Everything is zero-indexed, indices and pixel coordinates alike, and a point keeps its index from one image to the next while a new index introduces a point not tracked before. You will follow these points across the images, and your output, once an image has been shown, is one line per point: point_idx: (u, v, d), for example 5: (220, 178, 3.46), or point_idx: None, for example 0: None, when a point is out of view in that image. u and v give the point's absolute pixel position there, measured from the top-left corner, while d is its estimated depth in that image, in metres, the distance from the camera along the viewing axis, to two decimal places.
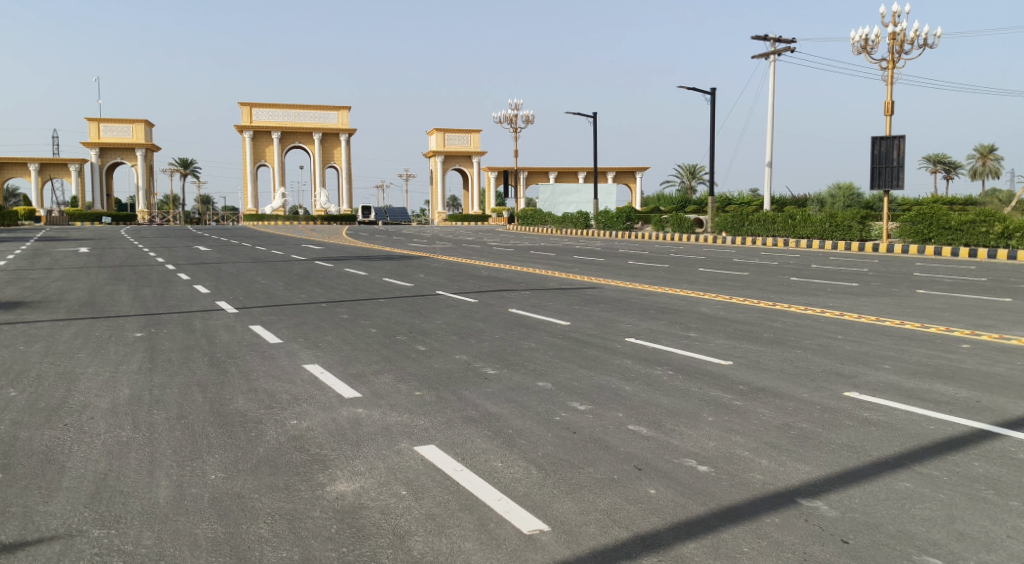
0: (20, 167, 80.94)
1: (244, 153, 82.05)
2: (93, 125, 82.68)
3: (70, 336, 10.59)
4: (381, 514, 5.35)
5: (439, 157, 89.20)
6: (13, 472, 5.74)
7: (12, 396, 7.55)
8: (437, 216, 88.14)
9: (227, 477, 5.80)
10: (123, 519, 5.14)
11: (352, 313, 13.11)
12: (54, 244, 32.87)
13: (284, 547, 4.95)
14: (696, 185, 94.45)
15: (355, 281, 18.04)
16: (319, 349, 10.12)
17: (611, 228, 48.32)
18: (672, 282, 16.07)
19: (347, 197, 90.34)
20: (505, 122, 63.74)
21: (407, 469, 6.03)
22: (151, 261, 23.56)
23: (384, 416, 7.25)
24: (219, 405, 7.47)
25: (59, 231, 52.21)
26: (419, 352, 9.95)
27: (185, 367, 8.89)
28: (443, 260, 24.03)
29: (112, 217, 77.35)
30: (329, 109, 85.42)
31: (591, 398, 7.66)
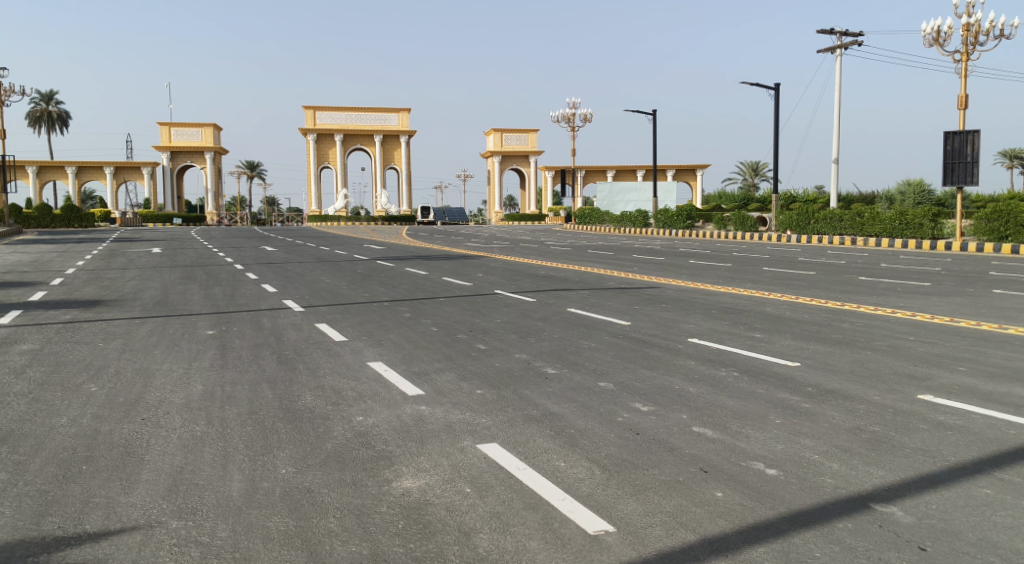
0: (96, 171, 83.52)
1: (307, 155, 83.46)
2: (164, 129, 85.04)
3: (145, 333, 10.88)
4: (447, 511, 5.39)
5: (496, 157, 89.47)
6: (95, 464, 5.91)
7: (92, 391, 7.78)
8: (495, 216, 88.40)
9: (297, 472, 5.91)
10: (199, 512, 5.25)
11: (415, 312, 13.22)
12: (130, 245, 34.07)
13: (353, 541, 5.01)
14: (759, 183, 93.09)
15: (416, 281, 18.18)
16: (383, 347, 10.25)
17: (671, 226, 48.09)
18: (736, 282, 15.88)
19: (406, 197, 91.22)
20: (564, 121, 63.64)
21: (470, 467, 6.06)
22: (218, 261, 24.06)
23: (447, 414, 7.30)
24: (288, 402, 7.60)
25: (132, 231, 53.79)
26: (480, 351, 9.98)
27: (254, 365, 9.07)
28: (503, 259, 24.09)
29: (183, 218, 79.31)
30: (389, 111, 86.34)
31: (653, 399, 7.62)
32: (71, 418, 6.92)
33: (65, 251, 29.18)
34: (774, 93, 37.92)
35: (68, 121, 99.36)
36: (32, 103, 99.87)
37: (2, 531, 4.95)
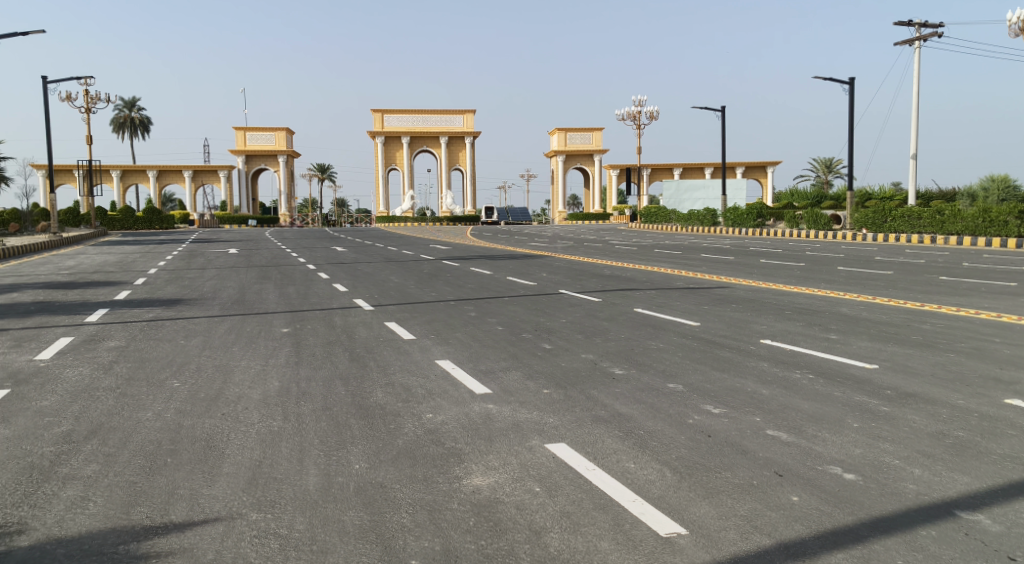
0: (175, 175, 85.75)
1: (375, 156, 84.55)
2: (240, 133, 86.98)
3: (223, 331, 11.14)
4: (517, 509, 5.39)
5: (561, 156, 89.37)
6: (179, 456, 6.06)
7: (175, 386, 7.99)
8: (559, 216, 88.28)
9: (371, 467, 5.97)
10: (277, 505, 5.34)
11: (481, 312, 13.27)
12: (208, 245, 35.42)
13: (425, 537, 5.04)
14: (831, 180, 91.16)
15: (482, 280, 18.24)
16: (450, 345, 10.31)
17: (741, 225, 47.51)
18: (808, 282, 15.58)
19: (471, 197, 91.73)
20: (630, 119, 63.25)
21: (540, 466, 6.06)
22: (291, 261, 24.54)
23: (515, 413, 7.30)
24: (360, 398, 7.70)
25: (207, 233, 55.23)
26: (547, 351, 9.97)
27: (327, 361, 9.21)
28: (568, 259, 24.02)
29: (257, 220, 80.95)
30: (455, 113, 86.82)
31: (725, 401, 7.51)
32: (155, 413, 7.10)
33: (149, 252, 30.19)
34: (848, 87, 37.12)
35: (149, 127, 102.27)
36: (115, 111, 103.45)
37: (93, 518, 5.09)
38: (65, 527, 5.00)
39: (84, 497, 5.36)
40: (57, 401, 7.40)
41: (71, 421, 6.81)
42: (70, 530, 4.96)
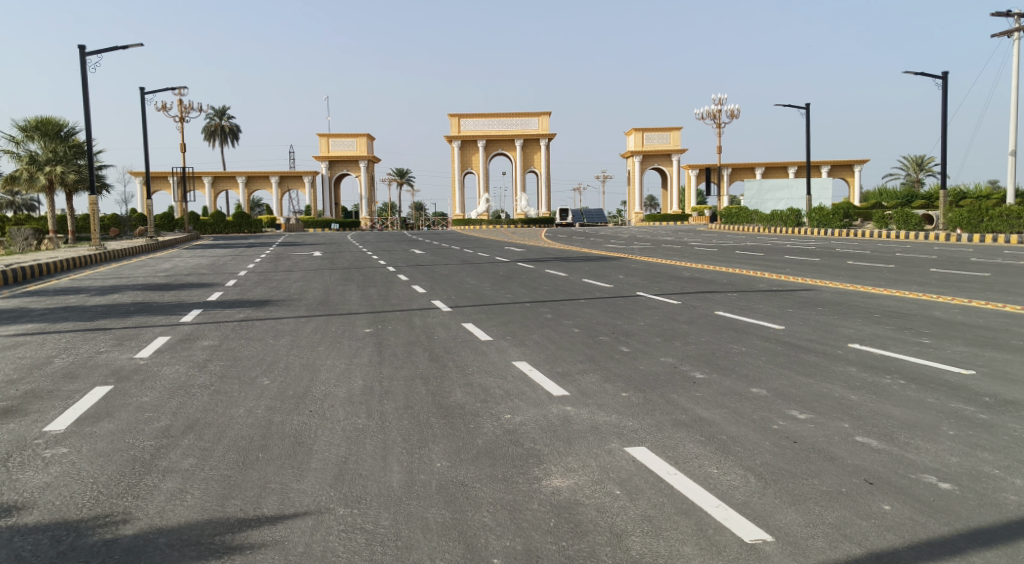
0: (260, 180, 87.95)
1: (453, 160, 85.47)
2: (323, 140, 88.81)
3: (309, 331, 11.35)
4: (598, 512, 5.35)
5: (638, 156, 88.79)
6: (270, 452, 6.20)
7: (265, 384, 8.18)
8: (635, 217, 87.66)
9: (452, 465, 6.01)
10: (363, 501, 5.42)
11: (556, 314, 13.24)
12: (294, 248, 36.08)
13: (507, 536, 5.05)
14: (922, 178, 88.48)
15: (559, 282, 18.22)
16: (526, 347, 10.31)
17: (826, 226, 46.58)
18: (898, 284, 15.14)
19: (548, 199, 91.88)
20: (709, 117, 62.50)
21: (619, 469, 6.00)
22: (371, 263, 24.95)
23: (593, 415, 7.26)
24: (439, 397, 7.77)
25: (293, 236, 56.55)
26: (625, 353, 9.90)
27: (408, 361, 9.31)
28: (644, 260, 23.82)
29: (339, 224, 82.54)
30: (532, 115, 86.97)
31: (811, 407, 7.33)
32: (246, 409, 7.28)
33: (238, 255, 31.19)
34: (941, 83, 36.02)
35: (238, 134, 105.27)
36: (206, 119, 107.06)
37: (191, 510, 5.24)
38: (166, 517, 5.15)
39: (182, 489, 5.52)
40: (156, 398, 7.65)
41: (169, 416, 7.04)
42: (170, 521, 5.11)
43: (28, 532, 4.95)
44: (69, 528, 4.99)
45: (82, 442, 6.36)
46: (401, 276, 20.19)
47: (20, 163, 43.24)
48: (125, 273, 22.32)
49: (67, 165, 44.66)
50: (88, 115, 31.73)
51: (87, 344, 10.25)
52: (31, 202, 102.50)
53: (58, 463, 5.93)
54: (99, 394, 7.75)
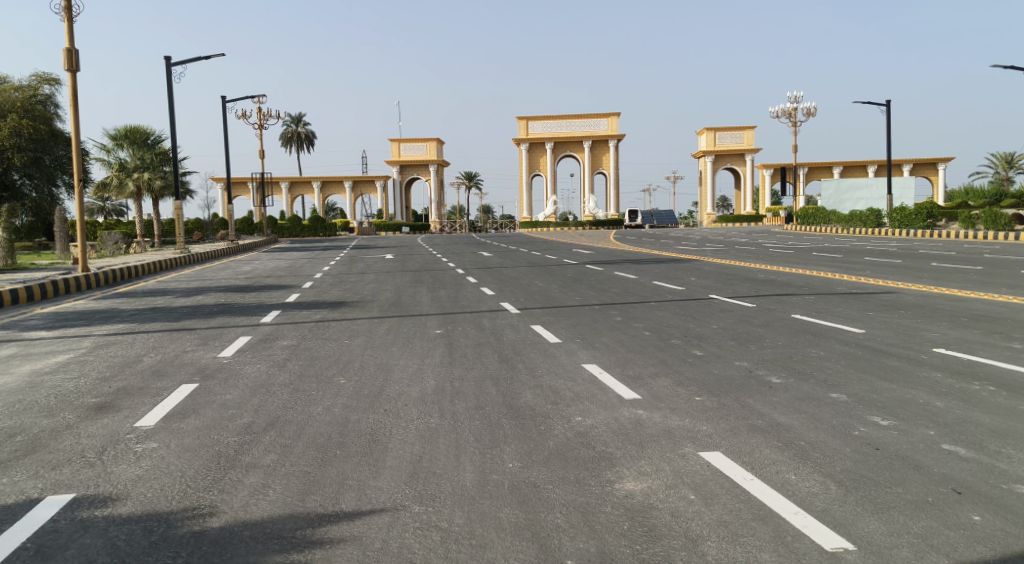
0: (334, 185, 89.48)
1: (521, 163, 85.82)
2: (394, 145, 89.95)
3: (382, 331, 11.48)
4: (672, 516, 5.29)
5: (710, 156, 87.64)
6: (347, 449, 6.28)
7: (341, 383, 8.29)
8: (707, 217, 86.55)
9: (524, 466, 6.00)
10: (437, 499, 5.45)
11: (627, 317, 13.13)
12: (366, 251, 36.80)
13: (580, 538, 5.01)
14: (1012, 176, 85.27)
15: (629, 285, 18.09)
16: (597, 349, 10.27)
17: (909, 226, 45.34)
18: (984, 287, 14.62)
19: (617, 201, 91.44)
20: (784, 116, 61.34)
21: (694, 474, 5.92)
22: (442, 266, 25.13)
23: (666, 419, 7.18)
24: (510, 399, 7.77)
25: (365, 240, 57.29)
26: (698, 357, 9.77)
27: (479, 362, 9.33)
28: (716, 262, 23.52)
29: (410, 227, 83.47)
30: (600, 117, 86.60)
31: (894, 413, 7.12)
32: (324, 407, 7.40)
33: (314, 257, 31.73)
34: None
35: (314, 140, 107.29)
36: (283, 126, 109.53)
37: (274, 504, 5.33)
38: (250, 510, 5.25)
39: (264, 484, 5.62)
40: (238, 395, 7.81)
41: (251, 414, 7.18)
42: (254, 514, 5.21)
43: (121, 522, 5.09)
44: (160, 520, 5.12)
45: (171, 437, 6.53)
46: (470, 279, 20.30)
47: (109, 171, 44.83)
48: (208, 275, 22.97)
49: (154, 171, 46.05)
50: (172, 123, 32.72)
51: (174, 344, 10.52)
52: (119, 207, 106.35)
53: (148, 457, 6.10)
54: (186, 391, 7.96)
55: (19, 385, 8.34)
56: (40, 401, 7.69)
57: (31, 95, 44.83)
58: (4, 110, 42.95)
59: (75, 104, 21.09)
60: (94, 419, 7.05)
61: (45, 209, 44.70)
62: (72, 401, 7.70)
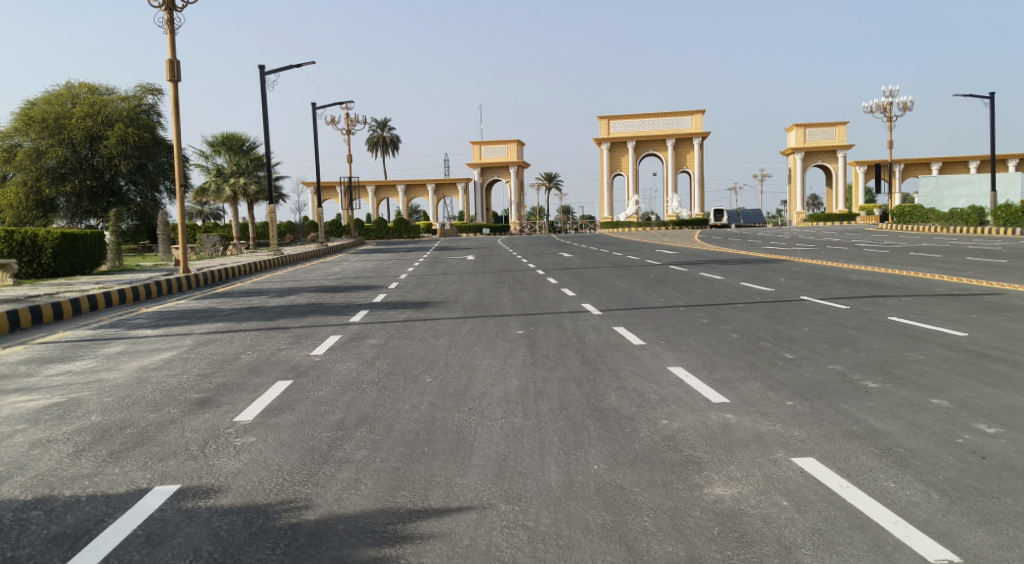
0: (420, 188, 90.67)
1: (602, 163, 85.70)
2: (475, 147, 90.66)
3: (466, 331, 11.54)
4: (764, 522, 5.15)
5: (800, 153, 85.63)
6: (434, 447, 6.32)
7: (427, 382, 8.36)
8: (796, 216, 84.68)
9: (610, 468, 5.95)
10: (524, 498, 5.43)
11: (714, 318, 12.90)
12: (447, 252, 37.12)
13: (669, 542, 4.93)
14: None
15: (715, 286, 17.82)
16: (683, 352, 10.12)
17: (1014, 224, 43.61)
18: None
19: (701, 200, 90.36)
20: (879, 111, 59.56)
21: (787, 480, 5.76)
22: (524, 267, 25.25)
23: (756, 424, 7.02)
24: (594, 400, 7.70)
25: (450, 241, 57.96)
26: (789, 360, 9.54)
27: (561, 363, 9.30)
28: (806, 263, 23.00)
29: (493, 228, 83.95)
30: (684, 114, 85.50)
31: (1001, 421, 6.81)
32: (411, 405, 7.47)
33: (400, 258, 32.20)
34: None
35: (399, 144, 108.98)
36: (370, 131, 111.67)
37: (366, 499, 5.39)
38: (344, 505, 5.32)
39: (356, 479, 5.70)
40: (328, 392, 7.95)
41: (342, 410, 7.30)
42: (348, 508, 5.27)
43: (224, 513, 5.22)
44: (260, 511, 5.23)
45: (268, 432, 6.68)
46: (553, 279, 20.33)
47: (208, 176, 46.38)
48: (300, 276, 23.54)
49: (249, 176, 47.39)
50: (266, 128, 33.64)
51: (269, 342, 10.79)
52: (217, 210, 110.16)
53: (246, 451, 6.25)
54: (280, 388, 8.13)
55: (126, 381, 8.65)
56: (146, 396, 7.95)
57: (136, 105, 46.56)
58: (111, 120, 44.80)
59: (176, 112, 21.81)
60: (196, 414, 7.26)
61: (149, 214, 46.54)
62: (176, 396, 7.94)
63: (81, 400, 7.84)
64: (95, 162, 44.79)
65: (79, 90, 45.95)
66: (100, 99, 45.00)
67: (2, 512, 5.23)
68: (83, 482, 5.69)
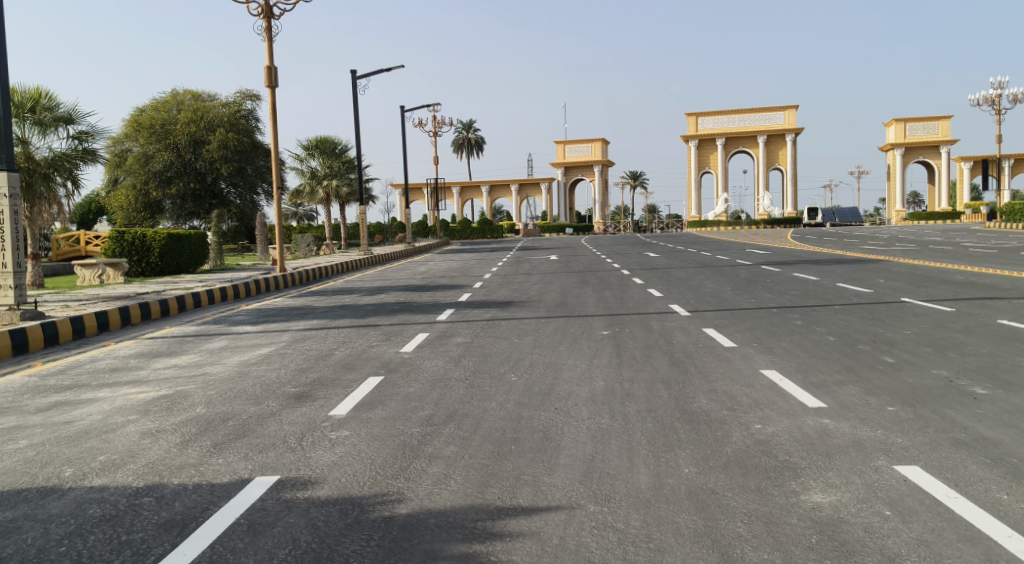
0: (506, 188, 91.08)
1: (689, 161, 84.69)
2: (559, 147, 90.45)
3: (552, 331, 11.49)
4: (866, 532, 4.96)
5: (900, 149, 83.14)
6: (520, 445, 6.29)
7: (513, 381, 8.34)
8: (894, 215, 81.98)
9: (701, 472, 5.82)
10: (613, 499, 5.36)
11: (808, 320, 12.55)
12: (532, 253, 37.09)
13: (765, 548, 4.79)
14: None
15: (809, 286, 17.37)
16: (776, 354, 9.86)
17: None
18: None
19: (793, 198, 88.36)
20: (986, 104, 57.15)
21: (889, 489, 5.53)
22: (608, 267, 25.12)
23: (855, 429, 6.78)
24: (684, 403, 7.56)
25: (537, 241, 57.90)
26: (889, 364, 9.21)
27: (649, 365, 9.19)
28: (904, 264, 22.24)
29: (575, 228, 83.79)
30: (776, 110, 83.74)
31: None
32: (497, 403, 7.47)
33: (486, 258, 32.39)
34: None
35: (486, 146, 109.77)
36: (458, 132, 112.85)
37: (456, 495, 5.40)
38: (434, 500, 5.34)
39: (446, 475, 5.71)
40: (417, 389, 8.01)
41: (431, 407, 7.34)
42: (438, 504, 5.29)
43: (321, 504, 5.30)
44: (354, 504, 5.30)
45: (361, 426, 6.77)
46: (638, 279, 20.15)
47: (302, 179, 47.52)
48: (390, 275, 23.88)
49: (341, 178, 48.29)
50: (358, 131, 34.33)
51: (360, 339, 10.96)
52: (310, 211, 113.16)
53: (340, 444, 6.34)
54: (372, 384, 8.23)
55: (228, 375, 8.91)
56: (246, 390, 8.17)
57: (236, 110, 47.82)
58: (213, 126, 46.13)
59: (273, 116, 22.41)
60: (293, 408, 7.41)
61: (248, 215, 47.82)
62: (275, 389, 8.13)
63: (186, 393, 8.09)
64: (199, 166, 46.38)
65: (183, 97, 47.43)
66: (203, 105, 46.46)
67: (116, 497, 5.42)
68: (189, 471, 5.87)
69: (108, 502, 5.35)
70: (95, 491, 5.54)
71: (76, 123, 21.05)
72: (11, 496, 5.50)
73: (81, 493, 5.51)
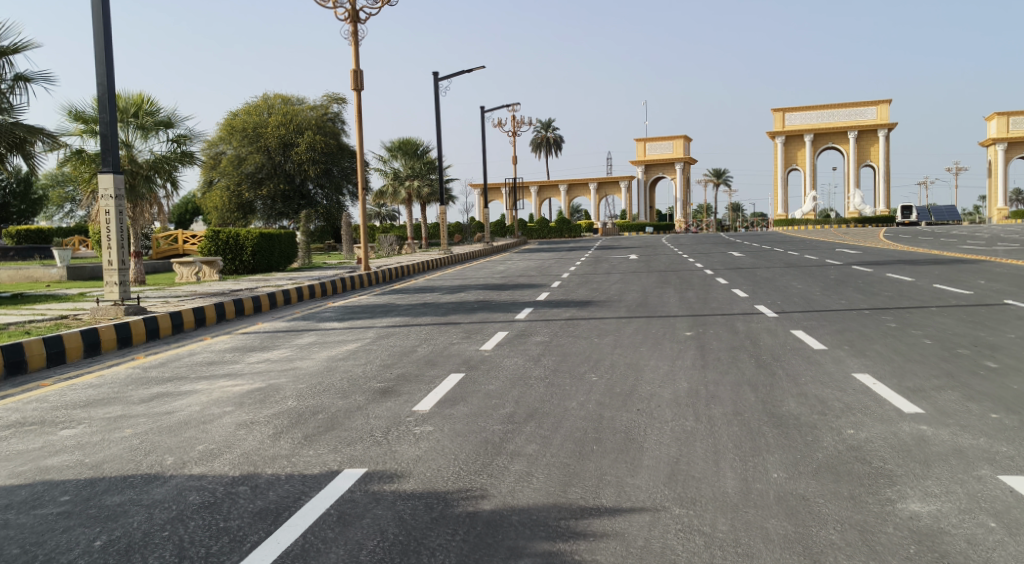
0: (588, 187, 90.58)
1: (776, 158, 82.92)
2: (641, 145, 89.65)
3: (634, 331, 11.37)
4: (969, 543, 4.75)
5: (1002, 144, 79.75)
6: (602, 445, 6.23)
7: (594, 380, 8.27)
8: (995, 213, 78.65)
9: (790, 477, 5.66)
10: (699, 502, 5.26)
11: (903, 323, 12.11)
12: (612, 254, 36.10)
13: (859, 557, 4.63)
14: None
15: (903, 287, 16.79)
16: (868, 358, 9.54)
17: None
18: None
19: (886, 196, 85.61)
20: None
21: (993, 500, 5.28)
22: (691, 266, 24.76)
23: (955, 437, 6.50)
24: (771, 406, 7.38)
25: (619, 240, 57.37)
26: (991, 369, 8.81)
27: (735, 366, 9.00)
28: (1006, 264, 21.30)
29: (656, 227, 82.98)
30: (867, 105, 81.39)
31: None
32: (580, 402, 7.41)
33: (567, 258, 32.25)
34: None
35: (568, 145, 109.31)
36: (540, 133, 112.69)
37: (539, 493, 5.38)
38: (517, 497, 5.32)
39: (529, 472, 5.70)
40: (499, 387, 8.01)
41: (513, 404, 7.33)
42: (521, 501, 5.27)
43: (407, 497, 5.34)
44: (440, 498, 5.32)
45: (444, 422, 6.80)
46: (722, 279, 19.81)
47: (386, 179, 48.07)
48: (472, 274, 24.03)
49: (423, 179, 48.69)
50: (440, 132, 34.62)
51: (442, 336, 11.03)
52: (393, 211, 114.41)
53: (425, 439, 6.38)
54: (455, 381, 8.27)
55: (317, 369, 9.08)
56: (334, 384, 8.31)
57: (323, 113, 48.47)
58: (301, 128, 46.98)
59: (359, 118, 22.77)
60: (379, 402, 7.49)
61: (335, 216, 48.61)
62: (362, 384, 8.25)
63: (278, 386, 8.28)
64: (288, 168, 47.37)
65: (273, 101, 48.38)
66: (292, 108, 47.41)
67: (214, 485, 5.57)
68: (281, 462, 5.99)
69: (206, 490, 5.50)
70: (195, 479, 5.70)
71: (175, 126, 21.78)
72: (118, 481, 5.70)
73: (182, 480, 5.68)
